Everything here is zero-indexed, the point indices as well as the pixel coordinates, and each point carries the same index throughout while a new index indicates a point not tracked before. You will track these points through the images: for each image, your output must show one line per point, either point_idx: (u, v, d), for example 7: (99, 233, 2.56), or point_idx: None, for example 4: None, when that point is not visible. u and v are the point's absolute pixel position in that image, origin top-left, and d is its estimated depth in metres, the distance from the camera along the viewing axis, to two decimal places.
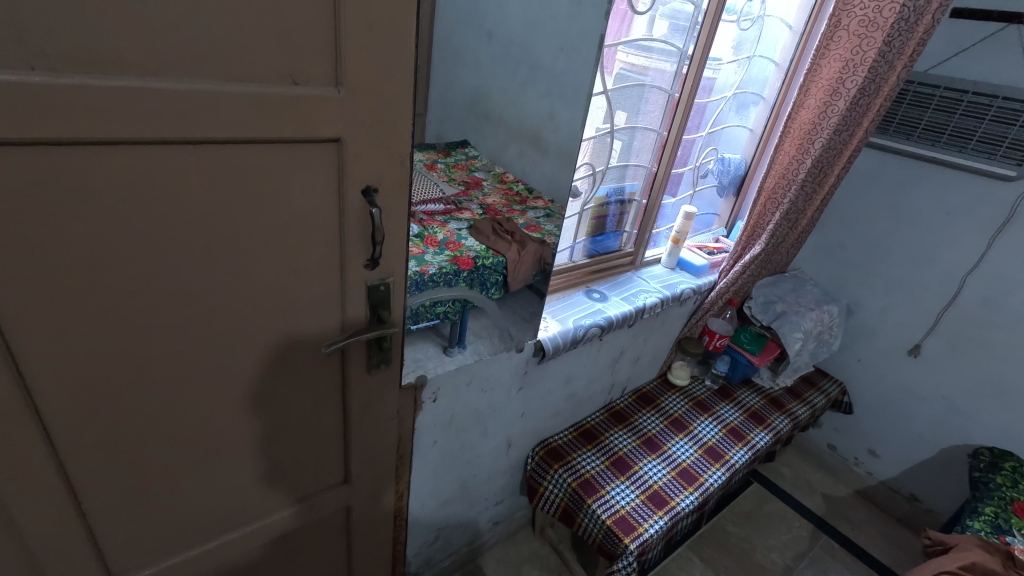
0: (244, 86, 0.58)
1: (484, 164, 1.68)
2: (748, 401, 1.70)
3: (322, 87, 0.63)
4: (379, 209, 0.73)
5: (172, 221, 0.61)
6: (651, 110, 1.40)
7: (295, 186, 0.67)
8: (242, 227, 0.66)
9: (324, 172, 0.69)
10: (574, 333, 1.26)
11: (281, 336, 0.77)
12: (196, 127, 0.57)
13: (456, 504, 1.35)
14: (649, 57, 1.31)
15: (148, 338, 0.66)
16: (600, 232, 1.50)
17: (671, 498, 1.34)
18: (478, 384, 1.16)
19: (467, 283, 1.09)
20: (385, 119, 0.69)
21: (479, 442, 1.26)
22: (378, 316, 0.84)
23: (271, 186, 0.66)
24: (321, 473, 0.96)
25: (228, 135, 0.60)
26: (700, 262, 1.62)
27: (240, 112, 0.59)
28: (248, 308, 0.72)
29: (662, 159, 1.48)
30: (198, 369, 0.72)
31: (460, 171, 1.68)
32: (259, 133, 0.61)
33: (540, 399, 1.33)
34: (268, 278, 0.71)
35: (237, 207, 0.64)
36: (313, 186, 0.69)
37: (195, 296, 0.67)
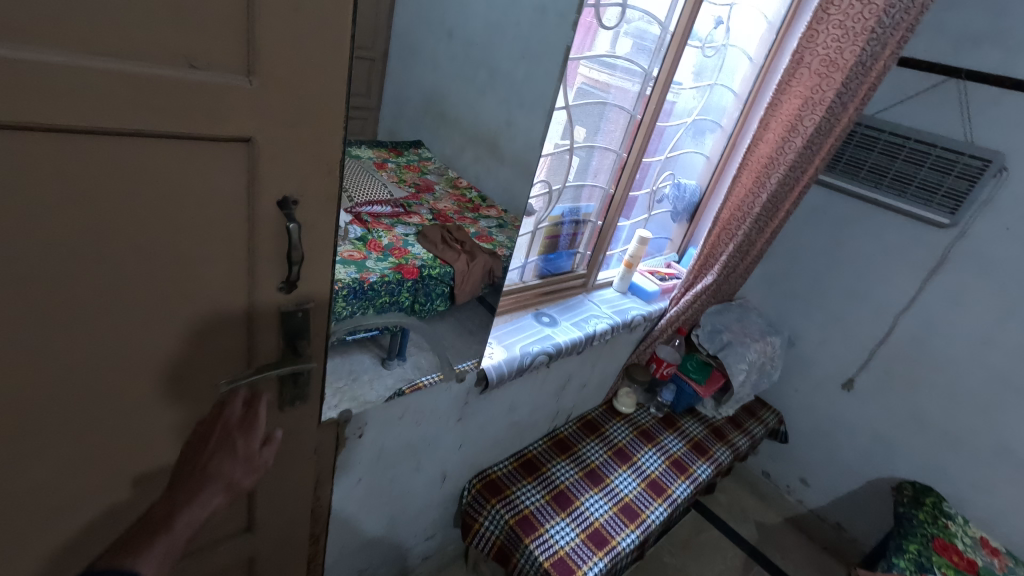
0: (115, 63, 0.46)
1: (437, 167, 1.57)
2: (691, 431, 1.68)
3: (229, 75, 0.52)
4: (298, 226, 0.61)
5: (11, 229, 0.47)
6: (611, 129, 1.35)
7: (191, 194, 0.55)
8: (114, 240, 0.52)
9: (229, 179, 0.57)
10: (520, 361, 1.17)
11: (167, 370, 0.63)
12: (45, 110, 0.44)
13: (382, 543, 1.23)
14: (611, 75, 1.25)
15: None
16: (553, 251, 1.43)
17: (611, 537, 1.28)
18: (412, 417, 1.04)
19: (409, 295, 1.10)
20: (310, 120, 0.58)
21: (411, 477, 1.15)
22: (295, 348, 0.72)
23: (156, 191, 0.52)
24: (219, 524, 0.81)
25: (94, 123, 0.46)
26: (651, 288, 1.59)
27: (113, 96, 0.46)
28: (124, 340, 0.58)
29: (620, 181, 1.43)
30: (49, 413, 0.57)
31: (410, 172, 1.56)
32: (138, 126, 0.48)
33: (479, 430, 1.24)
34: (151, 302, 0.58)
35: (107, 216, 0.51)
36: (214, 195, 0.56)
37: (46, 324, 0.52)
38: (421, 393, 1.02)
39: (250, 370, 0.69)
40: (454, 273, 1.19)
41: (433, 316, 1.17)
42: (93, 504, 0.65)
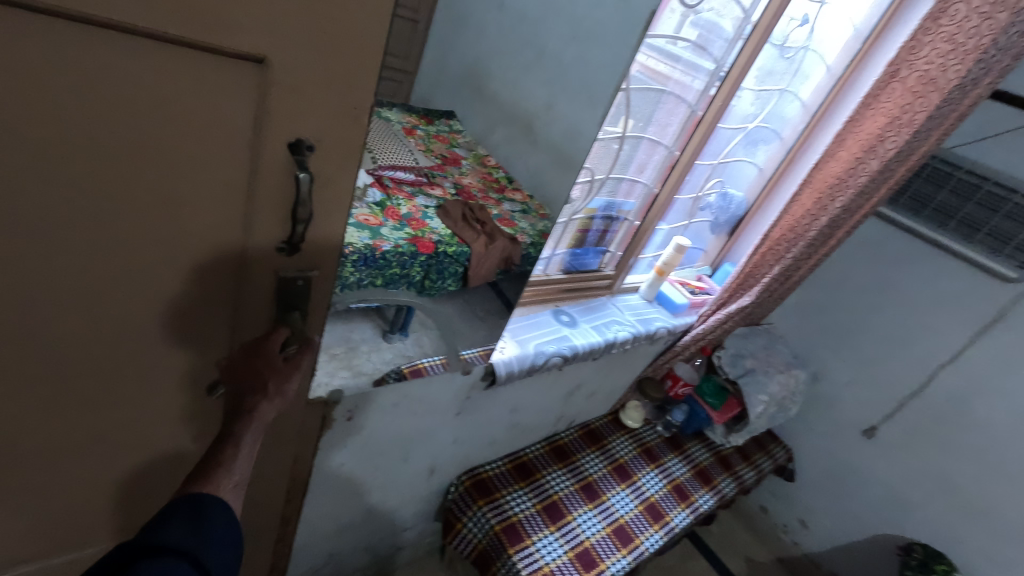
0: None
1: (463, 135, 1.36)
2: (697, 457, 1.58)
3: None
4: (309, 176, 0.52)
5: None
6: (667, 123, 1.23)
7: (181, 122, 0.45)
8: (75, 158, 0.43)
9: (232, 110, 0.46)
10: (532, 361, 1.07)
11: (137, 321, 0.55)
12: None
13: (357, 529, 1.15)
14: (672, 65, 1.12)
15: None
16: (582, 247, 1.32)
17: (601, 559, 1.19)
18: (409, 405, 0.94)
19: (420, 272, 0.97)
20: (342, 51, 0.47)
21: (398, 467, 1.06)
22: (286, 319, 0.64)
23: (137, 107, 0.42)
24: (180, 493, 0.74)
25: (52, 7, 0.36)
26: (680, 300, 1.48)
27: None
28: (86, 281, 0.50)
29: (668, 181, 1.30)
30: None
31: (439, 141, 1.34)
32: (116, 22, 0.38)
33: (477, 426, 1.14)
34: (122, 242, 0.49)
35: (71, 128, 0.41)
36: (210, 127, 0.46)
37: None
38: (423, 380, 0.93)
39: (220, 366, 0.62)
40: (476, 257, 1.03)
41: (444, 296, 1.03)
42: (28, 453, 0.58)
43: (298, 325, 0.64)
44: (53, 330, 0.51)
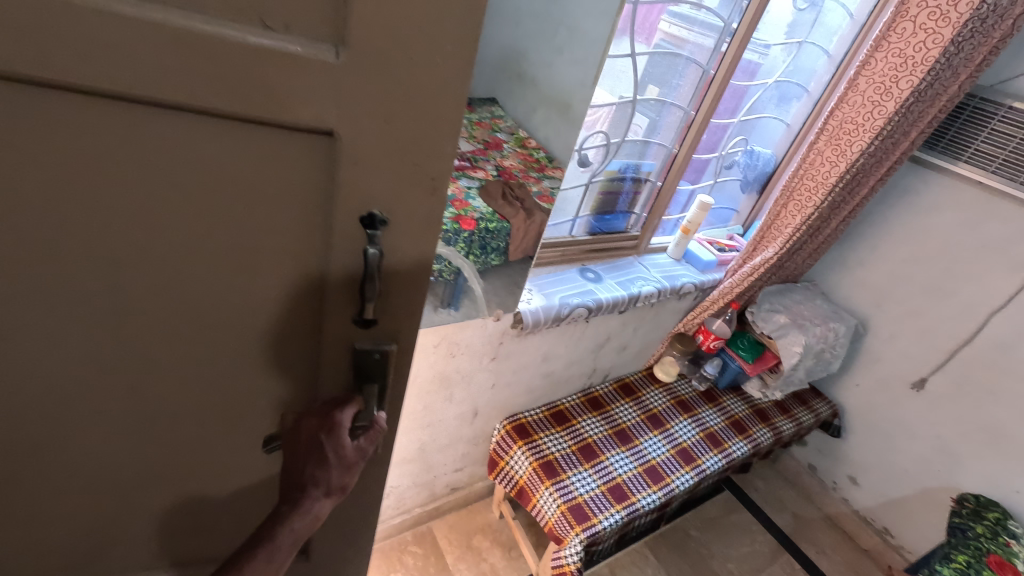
0: (157, 10, 0.37)
1: (511, 119, 0.92)
2: (733, 408, 1.63)
3: (314, 45, 0.40)
4: (378, 251, 0.51)
5: (55, 192, 0.44)
6: (680, 85, 1.29)
7: (245, 180, 0.47)
8: (163, 218, 0.47)
9: (296, 167, 0.47)
10: (557, 311, 1.18)
11: (208, 357, 0.58)
12: (81, 75, 0.38)
13: (412, 466, 1.32)
14: (688, 29, 1.20)
15: (24, 328, 0.51)
16: (607, 209, 1.40)
17: (632, 494, 1.29)
18: (447, 347, 1.09)
19: (457, 250, 0.93)
20: (409, 123, 0.45)
21: (443, 407, 1.21)
22: (361, 390, 0.62)
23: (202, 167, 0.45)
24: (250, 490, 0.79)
25: (119, 83, 0.39)
26: (708, 257, 1.53)
27: (158, 53, 0.38)
28: (163, 321, 0.54)
29: (685, 141, 1.36)
30: (101, 373, 0.57)
31: (482, 131, 0.90)
32: (172, 97, 0.40)
33: (513, 372, 1.27)
34: (196, 286, 0.52)
35: (139, 184, 0.45)
36: (277, 185, 0.48)
37: (91, 290, 0.50)
38: (460, 326, 1.07)
39: (286, 421, 0.63)
40: (520, 230, 1.01)
41: (486, 271, 1.01)
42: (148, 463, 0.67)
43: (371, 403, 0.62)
44: (140, 361, 0.56)
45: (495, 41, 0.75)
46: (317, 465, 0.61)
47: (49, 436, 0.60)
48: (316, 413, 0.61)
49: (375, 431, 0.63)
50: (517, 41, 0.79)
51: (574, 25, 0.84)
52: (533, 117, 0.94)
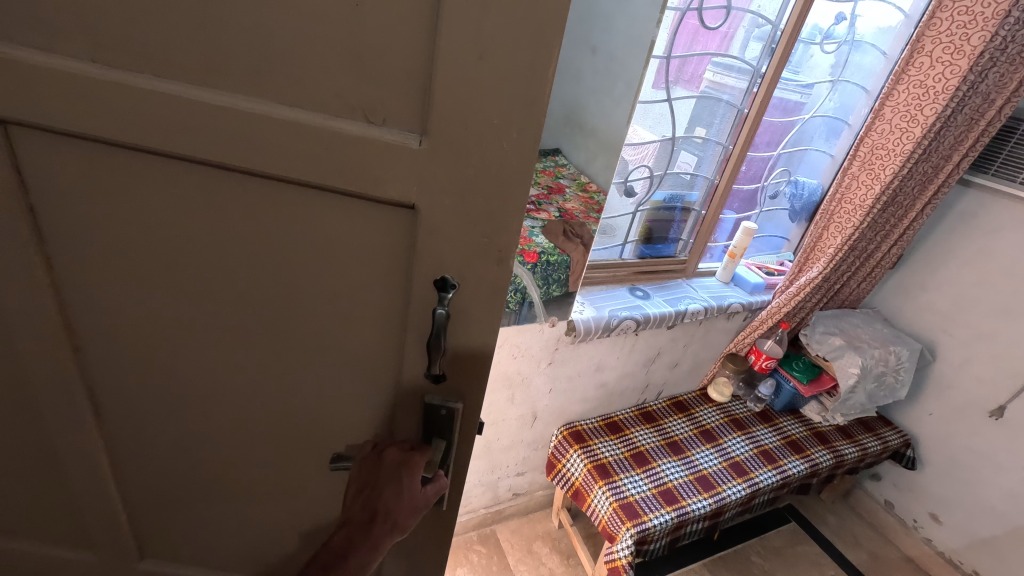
0: (293, 112, 0.50)
1: (573, 167, 1.10)
2: (789, 429, 1.65)
3: (404, 132, 0.51)
4: (446, 310, 0.57)
5: (205, 236, 0.58)
6: (719, 124, 1.46)
7: (337, 238, 0.57)
8: (283, 266, 0.60)
9: (382, 228, 0.57)
10: (607, 321, 1.32)
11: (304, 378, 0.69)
12: (235, 156, 0.52)
13: (479, 463, 1.47)
14: (723, 75, 1.38)
15: (179, 340, 0.67)
16: (654, 235, 1.55)
17: (683, 498, 1.36)
18: (509, 348, 1.27)
19: (521, 277, 1.15)
20: (480, 194, 0.52)
21: (506, 406, 1.38)
22: (434, 442, 0.67)
23: (308, 225, 0.57)
24: None
25: (257, 163, 0.52)
26: (756, 280, 1.63)
27: (289, 142, 0.51)
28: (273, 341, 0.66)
29: (725, 172, 1.51)
30: (228, 388, 0.70)
31: (546, 178, 1.08)
32: (295, 175, 0.52)
33: (568, 378, 1.42)
34: (295, 318, 0.64)
35: (262, 232, 0.57)
36: (369, 246, 0.58)
37: (222, 311, 0.64)
38: (519, 328, 1.25)
39: (368, 447, 0.70)
40: (577, 264, 1.17)
41: (550, 299, 1.22)
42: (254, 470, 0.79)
43: (439, 453, 0.66)
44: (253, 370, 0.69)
45: (560, 97, 0.94)
46: (391, 491, 0.63)
47: (186, 426, 0.75)
48: (397, 445, 0.67)
49: (440, 481, 0.66)
50: (578, 99, 0.98)
51: (628, 81, 1.02)
52: (592, 164, 1.10)
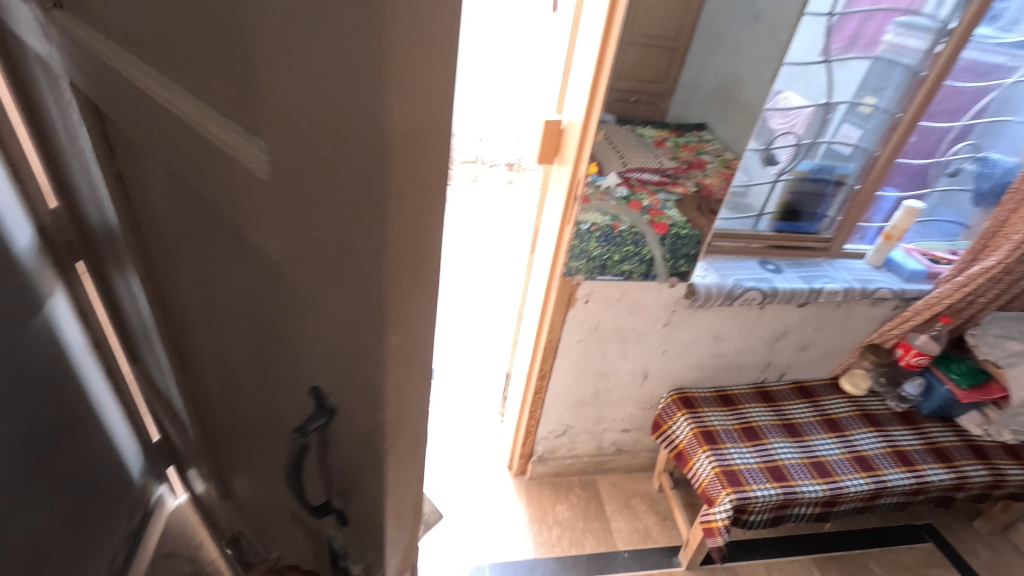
0: (186, 108, 0.41)
1: (718, 144, 1.14)
2: (937, 437, 1.48)
3: (246, 153, 0.36)
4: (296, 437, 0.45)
5: (184, 221, 0.56)
6: (889, 90, 1.32)
7: (238, 261, 0.48)
8: (227, 281, 0.53)
9: (259, 264, 0.44)
10: (730, 289, 1.32)
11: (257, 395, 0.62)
12: (168, 152, 0.47)
13: (585, 412, 1.56)
14: (898, 33, 1.27)
15: (195, 307, 0.68)
16: (796, 210, 1.45)
17: (792, 478, 1.33)
18: (626, 303, 1.32)
19: (650, 247, 1.23)
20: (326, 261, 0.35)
21: (618, 360, 1.44)
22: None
23: (224, 237, 0.49)
24: None
25: (174, 158, 0.46)
26: (915, 266, 1.45)
27: (182, 144, 0.43)
28: (233, 347, 0.62)
29: (889, 144, 1.35)
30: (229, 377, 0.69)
31: (687, 153, 1.14)
32: (193, 178, 0.45)
33: (684, 342, 1.44)
34: (238, 328, 0.57)
35: (207, 234, 0.52)
36: (267, 283, 0.45)
37: (206, 299, 0.62)
38: (638, 285, 1.29)
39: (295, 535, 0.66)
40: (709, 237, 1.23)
41: (676, 273, 1.28)
42: (270, 487, 0.76)
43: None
44: (230, 365, 0.66)
45: (709, 70, 1.06)
46: None
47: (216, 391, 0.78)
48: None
49: None
50: (729, 71, 1.07)
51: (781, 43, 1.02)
52: (738, 139, 1.12)
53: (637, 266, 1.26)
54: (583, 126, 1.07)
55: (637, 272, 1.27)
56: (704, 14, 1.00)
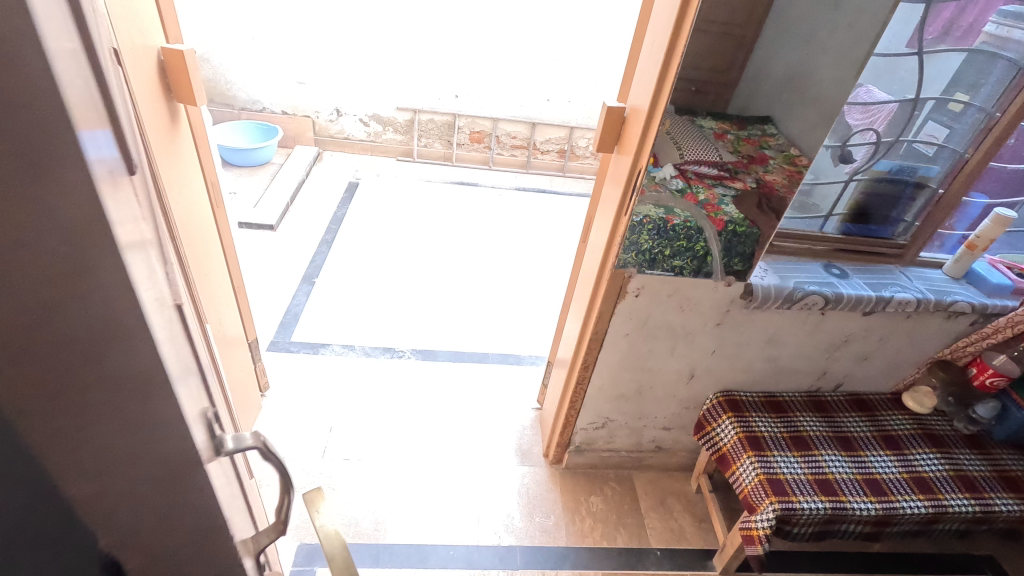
0: None
1: (783, 138, 1.05)
2: (1008, 464, 1.38)
3: None
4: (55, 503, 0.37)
5: None
6: (989, 86, 1.22)
7: None
8: None
9: None
10: (790, 292, 1.25)
11: None
12: None
13: (627, 406, 1.53)
14: (1005, 25, 1.16)
15: None
16: (868, 212, 1.37)
17: (843, 493, 1.27)
18: (678, 300, 1.28)
19: (706, 243, 1.16)
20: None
21: (664, 357, 1.40)
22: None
23: None
24: None
25: None
26: (999, 279, 1.34)
27: None
28: None
29: (982, 146, 1.25)
30: None
31: (749, 147, 1.05)
32: None
33: (736, 344, 1.38)
34: None
35: None
36: None
37: None
38: (692, 282, 1.24)
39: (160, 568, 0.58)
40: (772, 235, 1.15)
41: (732, 272, 1.22)
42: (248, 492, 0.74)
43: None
44: None
45: (779, 60, 0.99)
46: None
47: None
48: None
49: None
50: (800, 61, 1.00)
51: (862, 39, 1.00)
52: (806, 135, 1.04)
53: (688, 262, 1.20)
54: (649, 116, 1.04)
55: (687, 269, 1.21)
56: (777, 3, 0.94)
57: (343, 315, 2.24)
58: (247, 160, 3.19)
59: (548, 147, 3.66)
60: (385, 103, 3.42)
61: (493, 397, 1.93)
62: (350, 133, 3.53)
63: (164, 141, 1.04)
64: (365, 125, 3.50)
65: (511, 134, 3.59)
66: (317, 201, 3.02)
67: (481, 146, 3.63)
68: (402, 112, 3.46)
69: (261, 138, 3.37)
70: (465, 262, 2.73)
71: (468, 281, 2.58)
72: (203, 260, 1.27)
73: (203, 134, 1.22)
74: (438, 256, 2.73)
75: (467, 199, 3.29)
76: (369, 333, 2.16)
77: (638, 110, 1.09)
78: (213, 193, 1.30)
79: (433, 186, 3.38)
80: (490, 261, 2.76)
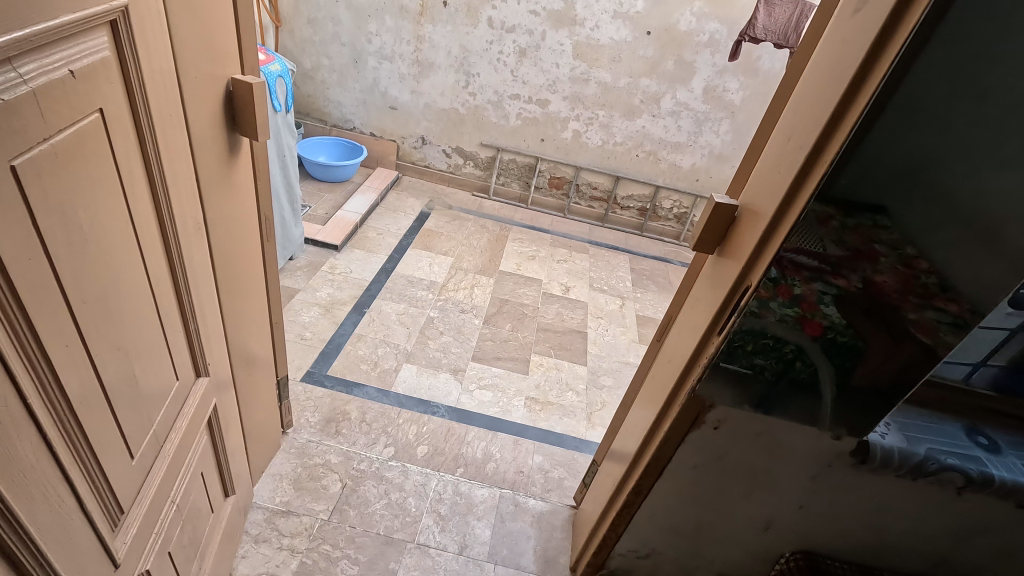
0: None
1: (900, 233, 0.73)
2: None
3: None
4: None
5: None
6: None
7: None
8: None
9: None
10: (920, 462, 0.98)
11: None
12: None
13: (680, 543, 1.27)
14: None
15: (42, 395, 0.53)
16: None
17: None
18: (768, 441, 1.01)
19: (798, 348, 0.86)
20: None
21: (738, 500, 1.14)
22: None
23: None
24: None
25: None
26: None
27: None
28: None
29: None
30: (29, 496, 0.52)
31: (855, 239, 0.75)
32: None
33: (833, 504, 1.09)
34: None
35: None
36: None
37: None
38: (790, 427, 0.98)
39: None
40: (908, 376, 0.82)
41: (850, 426, 0.94)
42: None
43: None
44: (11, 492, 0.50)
45: (900, 146, 0.68)
46: None
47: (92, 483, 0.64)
48: None
49: None
50: (935, 147, 0.67)
51: None
52: (942, 244, 0.71)
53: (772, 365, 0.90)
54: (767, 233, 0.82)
55: (771, 372, 0.91)
56: (905, 78, 0.64)
57: (386, 354, 2.13)
58: (330, 177, 3.25)
59: (629, 203, 3.49)
60: (471, 138, 3.39)
61: (524, 482, 1.72)
62: (432, 162, 3.54)
63: (219, 173, 0.95)
64: (447, 157, 3.50)
65: (592, 185, 3.46)
66: (387, 227, 2.99)
67: (560, 193, 3.53)
68: (485, 149, 3.42)
69: (348, 157, 3.44)
70: (523, 314, 2.57)
71: (522, 336, 2.41)
72: (244, 297, 1.19)
73: (264, 167, 1.15)
74: (494, 303, 2.59)
75: (535, 246, 3.16)
76: (408, 380, 2.03)
77: (753, 212, 0.88)
78: (265, 226, 1.22)
79: (503, 225, 3.29)
80: (548, 318, 2.58)
